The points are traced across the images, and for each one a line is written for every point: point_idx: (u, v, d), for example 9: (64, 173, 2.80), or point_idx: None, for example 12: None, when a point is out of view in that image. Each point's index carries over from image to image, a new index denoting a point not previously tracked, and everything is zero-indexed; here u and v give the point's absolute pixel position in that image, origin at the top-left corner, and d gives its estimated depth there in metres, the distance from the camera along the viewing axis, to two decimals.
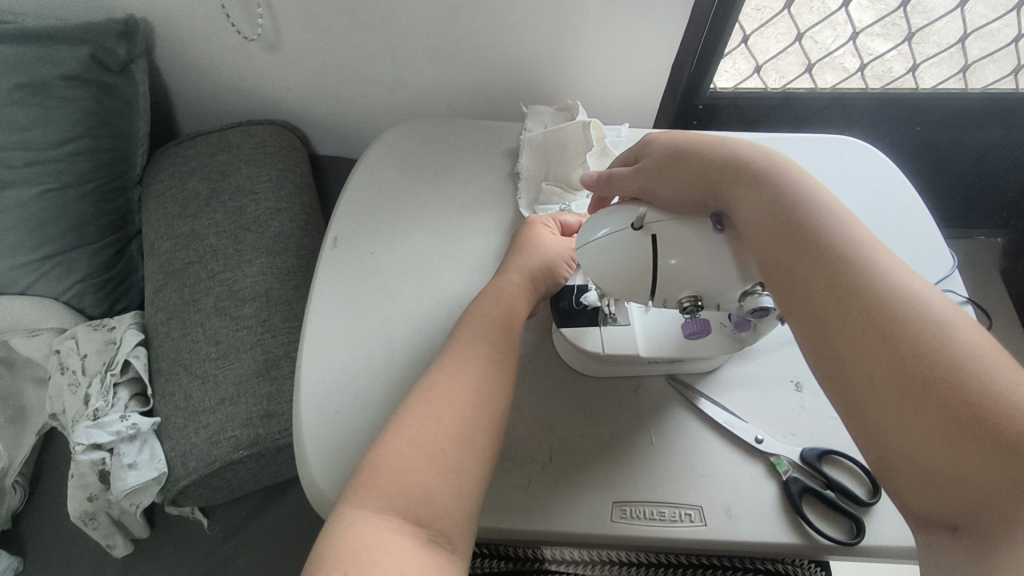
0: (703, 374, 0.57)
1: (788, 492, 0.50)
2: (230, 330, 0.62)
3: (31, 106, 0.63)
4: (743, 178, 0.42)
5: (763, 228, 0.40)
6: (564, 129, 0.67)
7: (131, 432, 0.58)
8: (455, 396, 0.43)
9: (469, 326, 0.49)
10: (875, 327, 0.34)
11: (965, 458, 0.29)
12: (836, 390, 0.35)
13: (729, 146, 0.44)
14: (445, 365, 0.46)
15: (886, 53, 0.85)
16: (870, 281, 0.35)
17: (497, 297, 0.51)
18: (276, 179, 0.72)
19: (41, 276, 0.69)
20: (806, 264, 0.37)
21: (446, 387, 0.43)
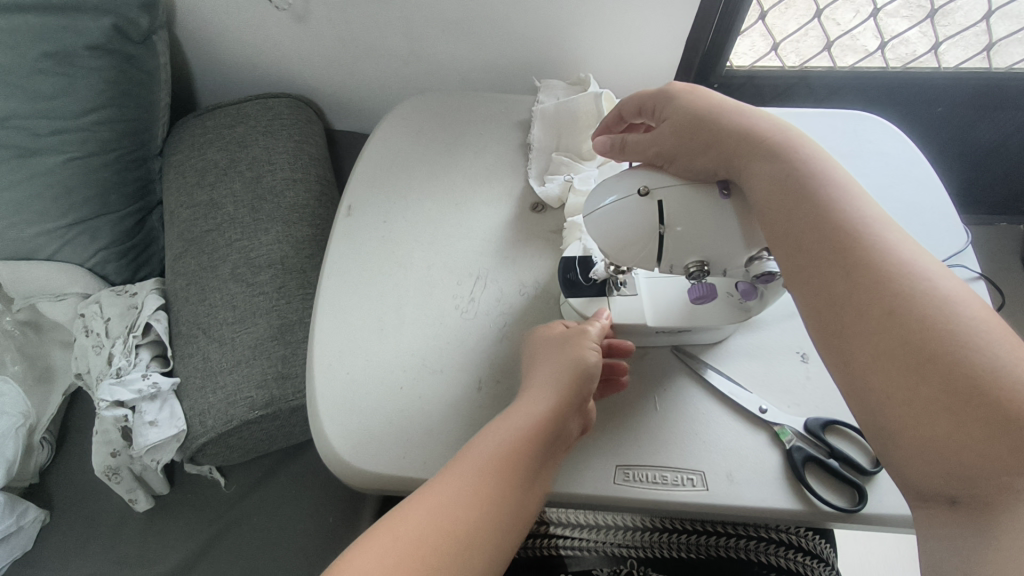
0: (709, 344, 0.58)
1: (791, 460, 0.50)
2: (246, 296, 0.64)
3: (56, 75, 0.64)
4: (756, 150, 0.41)
5: (774, 199, 0.39)
6: (576, 101, 0.67)
7: (152, 390, 0.60)
8: (467, 504, 0.38)
9: (498, 427, 0.43)
10: (882, 303, 0.34)
11: (967, 427, 0.30)
12: (836, 362, 0.36)
13: (741, 113, 0.44)
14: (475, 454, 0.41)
15: (906, 32, 0.84)
16: (877, 258, 0.35)
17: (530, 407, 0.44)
18: (292, 151, 0.73)
19: (67, 242, 0.71)
20: (815, 234, 0.38)
21: (461, 493, 0.39)
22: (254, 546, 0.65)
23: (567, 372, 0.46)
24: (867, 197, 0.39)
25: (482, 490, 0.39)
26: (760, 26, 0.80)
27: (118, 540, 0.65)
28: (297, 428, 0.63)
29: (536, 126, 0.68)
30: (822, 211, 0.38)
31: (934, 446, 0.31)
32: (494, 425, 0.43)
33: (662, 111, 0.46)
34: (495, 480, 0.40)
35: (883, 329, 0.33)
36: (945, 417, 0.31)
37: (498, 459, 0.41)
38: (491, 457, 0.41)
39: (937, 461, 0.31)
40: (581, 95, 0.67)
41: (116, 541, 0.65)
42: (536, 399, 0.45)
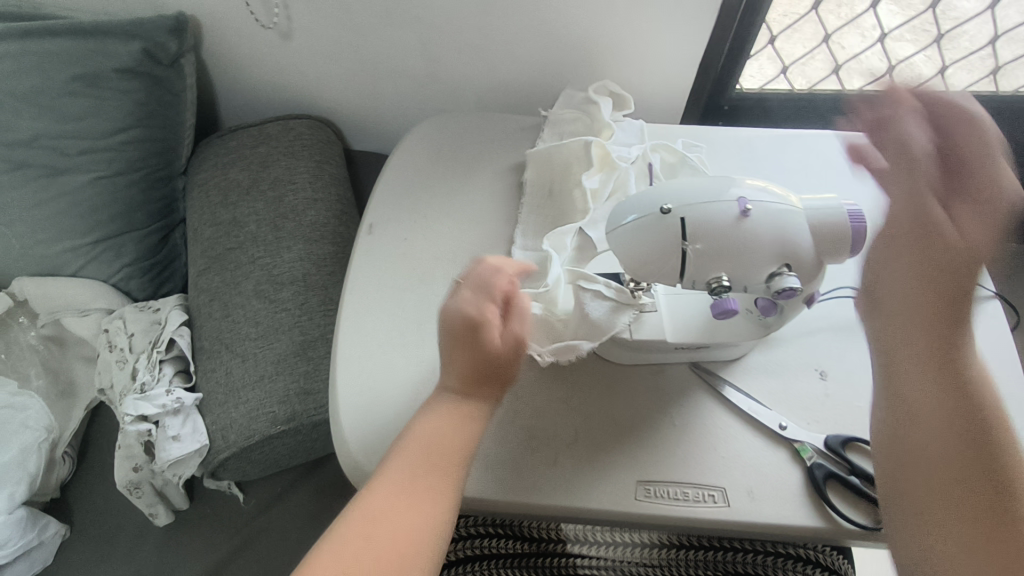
0: (729, 360, 0.58)
1: (812, 477, 0.51)
2: (268, 312, 0.65)
3: (86, 97, 0.66)
4: (908, 214, 0.43)
5: (934, 268, 0.41)
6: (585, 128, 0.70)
7: (175, 406, 0.61)
8: (380, 543, 0.39)
9: (418, 438, 0.44)
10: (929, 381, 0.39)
11: (977, 551, 0.35)
12: (884, 432, 0.41)
13: (959, 145, 0.44)
14: (405, 461, 0.43)
15: (912, 57, 0.86)
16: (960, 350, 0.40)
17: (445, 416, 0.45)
18: (313, 170, 0.75)
19: (92, 259, 0.72)
20: (942, 316, 0.40)
21: (375, 528, 0.40)
22: (271, 562, 0.65)
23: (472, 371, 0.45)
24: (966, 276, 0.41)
25: (382, 523, 0.40)
26: (768, 50, 0.84)
27: (138, 554, 0.65)
28: (319, 443, 0.64)
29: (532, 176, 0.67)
30: (954, 287, 0.40)
31: (932, 527, 0.37)
32: (416, 428, 0.45)
33: (888, 126, 0.46)
34: (426, 490, 0.42)
35: (950, 418, 0.38)
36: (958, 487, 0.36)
37: (401, 486, 0.42)
38: (394, 485, 0.42)
39: (955, 554, 0.35)
40: (572, 141, 0.66)
41: (136, 555, 0.65)
42: (432, 418, 0.45)
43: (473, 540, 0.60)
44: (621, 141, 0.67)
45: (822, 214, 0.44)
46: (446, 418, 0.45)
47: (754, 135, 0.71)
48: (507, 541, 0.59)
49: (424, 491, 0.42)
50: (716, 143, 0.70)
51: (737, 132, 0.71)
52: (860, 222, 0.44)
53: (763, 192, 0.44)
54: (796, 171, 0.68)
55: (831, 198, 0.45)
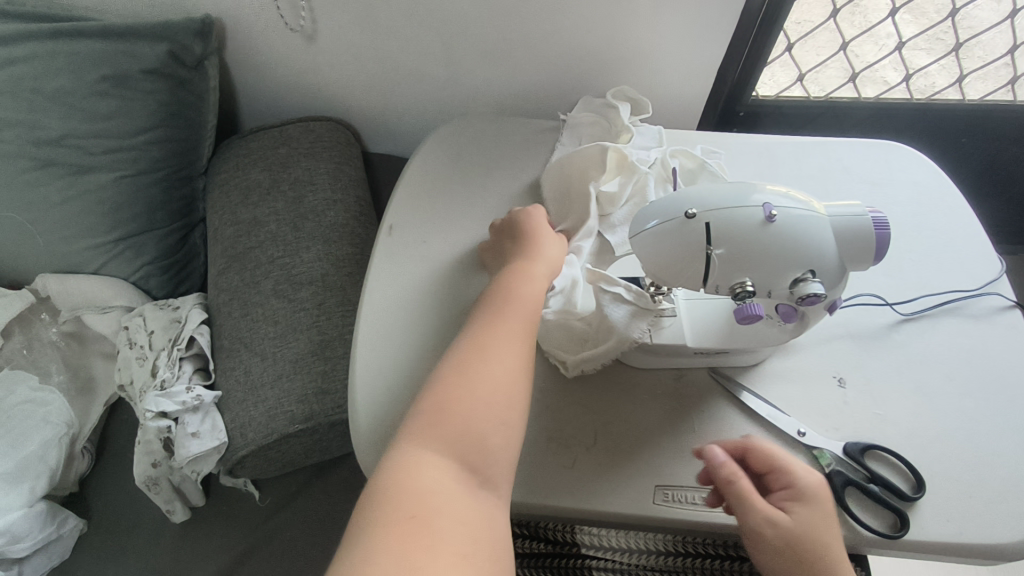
0: (747, 366, 0.58)
1: (831, 484, 0.51)
2: (288, 311, 0.66)
3: (112, 97, 0.67)
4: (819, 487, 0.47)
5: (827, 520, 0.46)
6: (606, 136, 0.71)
7: (196, 403, 0.61)
8: (493, 378, 0.44)
9: (510, 300, 0.49)
10: (806, 540, 0.44)
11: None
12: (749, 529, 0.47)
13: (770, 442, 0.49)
14: (501, 319, 0.47)
15: (928, 66, 0.87)
16: (785, 526, 0.44)
17: (531, 281, 0.51)
18: (332, 171, 0.76)
19: (114, 256, 0.73)
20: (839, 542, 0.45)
21: (481, 370, 0.44)
22: (285, 560, 0.65)
23: (527, 250, 0.55)
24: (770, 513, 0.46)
25: (483, 368, 0.44)
26: (785, 57, 0.82)
27: (154, 550, 0.66)
28: (335, 443, 0.64)
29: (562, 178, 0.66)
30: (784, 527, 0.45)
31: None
32: (514, 288, 0.50)
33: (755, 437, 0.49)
34: (526, 331, 0.47)
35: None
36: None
37: (508, 327, 0.47)
38: (501, 325, 0.47)
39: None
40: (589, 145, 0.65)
41: (152, 551, 0.66)
42: (521, 283, 0.50)
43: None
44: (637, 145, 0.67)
45: (845, 221, 0.44)
46: (533, 278, 0.51)
47: (773, 141, 0.71)
48: (522, 539, 0.57)
49: (523, 342, 0.46)
50: (734, 149, 0.70)
51: (756, 138, 0.71)
52: (884, 228, 0.44)
53: (786, 198, 0.44)
54: (815, 177, 0.68)
55: (854, 204, 0.45)
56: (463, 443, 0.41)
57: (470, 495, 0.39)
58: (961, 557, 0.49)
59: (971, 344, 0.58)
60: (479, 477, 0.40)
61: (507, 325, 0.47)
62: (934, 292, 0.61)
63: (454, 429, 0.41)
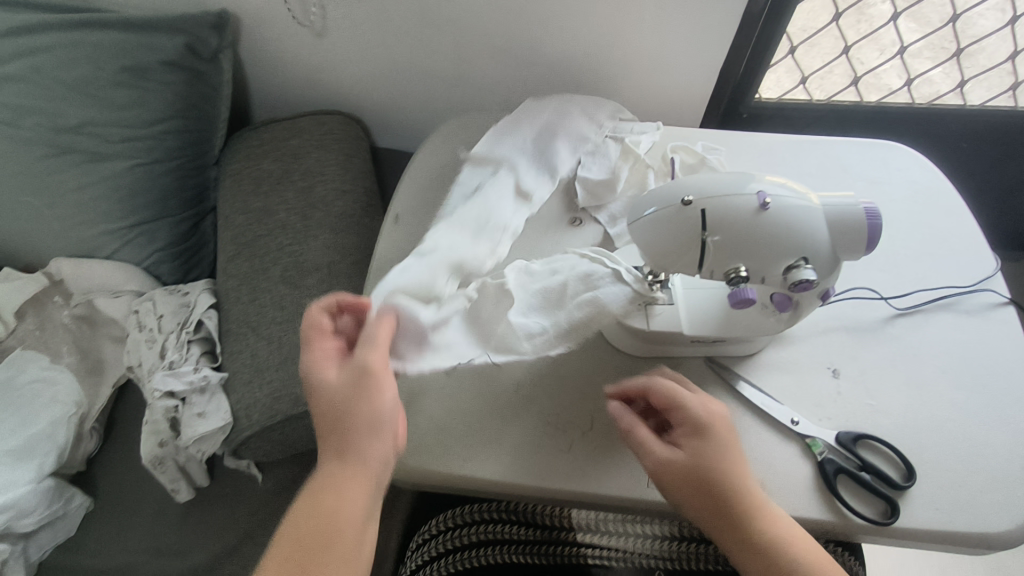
0: (744, 356, 0.59)
1: (823, 471, 0.51)
2: (294, 297, 0.67)
3: (132, 87, 0.69)
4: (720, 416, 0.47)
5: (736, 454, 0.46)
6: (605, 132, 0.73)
7: (202, 383, 0.63)
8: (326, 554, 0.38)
9: (326, 429, 0.41)
10: (713, 469, 0.44)
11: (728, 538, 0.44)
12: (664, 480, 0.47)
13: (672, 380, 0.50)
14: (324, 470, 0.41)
15: (929, 71, 0.89)
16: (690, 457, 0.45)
17: (348, 399, 0.41)
18: (341, 163, 0.77)
19: (126, 243, 0.76)
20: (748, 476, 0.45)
21: (306, 542, 0.38)
22: None
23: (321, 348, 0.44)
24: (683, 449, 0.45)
25: (320, 530, 0.39)
26: (788, 60, 0.84)
27: (158, 530, 0.67)
28: None
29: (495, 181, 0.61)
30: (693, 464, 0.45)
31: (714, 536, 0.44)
32: (322, 389, 0.43)
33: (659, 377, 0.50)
34: (357, 469, 0.40)
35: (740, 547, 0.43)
36: (792, 547, 0.43)
37: (331, 491, 0.39)
38: (329, 487, 0.40)
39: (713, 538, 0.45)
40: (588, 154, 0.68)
41: (156, 531, 0.67)
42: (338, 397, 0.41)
43: (486, 525, 0.61)
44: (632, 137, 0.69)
45: (838, 210, 0.45)
46: (347, 392, 0.42)
47: (774, 140, 0.72)
48: (515, 528, 0.60)
49: (356, 478, 0.40)
50: (735, 146, 0.71)
51: (756, 137, 0.73)
52: (876, 219, 0.45)
53: (780, 187, 0.45)
54: (814, 175, 0.69)
55: (848, 195, 0.46)
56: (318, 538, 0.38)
57: None
58: (952, 545, 0.50)
59: (965, 338, 0.59)
60: None
61: (331, 498, 0.39)
62: (928, 288, 0.62)
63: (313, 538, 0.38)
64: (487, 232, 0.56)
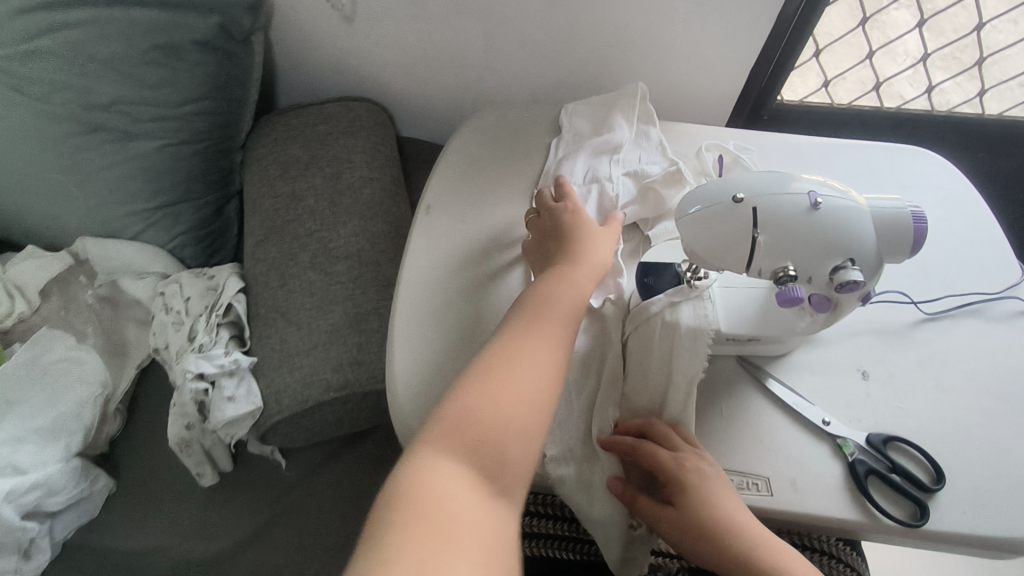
0: (774, 356, 0.59)
1: (854, 472, 0.52)
2: (324, 284, 0.67)
3: (161, 66, 0.68)
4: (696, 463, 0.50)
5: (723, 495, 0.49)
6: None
7: (232, 366, 0.63)
8: (528, 387, 0.45)
9: (543, 306, 0.50)
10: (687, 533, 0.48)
11: None
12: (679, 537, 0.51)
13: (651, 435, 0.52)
14: (516, 327, 0.49)
15: (943, 83, 0.92)
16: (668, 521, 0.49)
17: (573, 287, 0.52)
18: (369, 151, 0.77)
19: (151, 225, 0.75)
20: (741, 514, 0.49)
21: (505, 366, 0.45)
22: (313, 525, 0.67)
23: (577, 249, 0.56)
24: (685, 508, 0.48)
25: (513, 364, 0.45)
26: (813, 62, 0.85)
27: (183, 513, 0.67)
28: (367, 415, 0.65)
29: None
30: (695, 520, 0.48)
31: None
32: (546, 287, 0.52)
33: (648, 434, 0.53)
34: (562, 332, 0.49)
35: None
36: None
37: (536, 337, 0.48)
38: (534, 330, 0.48)
39: None
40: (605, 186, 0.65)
41: (181, 514, 0.67)
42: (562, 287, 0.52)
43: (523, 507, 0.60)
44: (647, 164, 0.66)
45: (885, 213, 0.45)
46: (570, 288, 0.52)
47: (804, 142, 0.73)
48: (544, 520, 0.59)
49: (552, 342, 0.48)
50: (766, 147, 0.71)
51: (787, 138, 0.73)
52: (923, 223, 0.45)
53: (827, 188, 0.45)
54: (844, 178, 0.70)
55: (894, 198, 0.46)
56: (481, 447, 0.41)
57: (493, 518, 0.38)
58: (979, 549, 0.51)
59: (993, 344, 0.60)
60: (499, 487, 0.40)
61: (530, 342, 0.47)
62: (957, 295, 0.63)
63: (548, 329, 0.49)
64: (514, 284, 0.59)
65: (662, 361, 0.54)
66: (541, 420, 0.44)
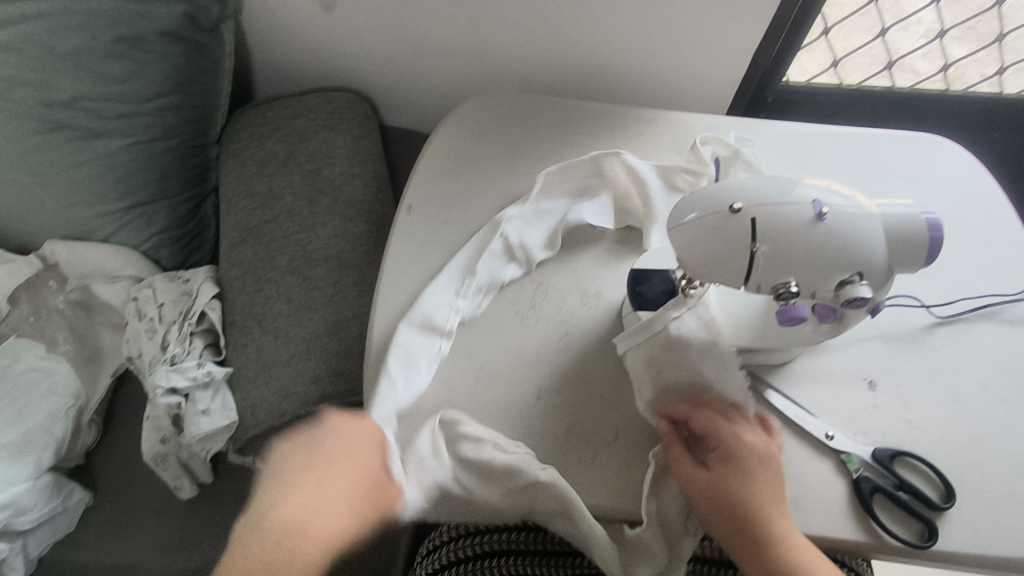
0: (776, 364, 0.56)
1: (859, 490, 0.49)
2: (302, 289, 0.64)
3: (128, 60, 0.63)
4: (750, 431, 0.48)
5: (770, 472, 0.46)
6: (628, 119, 0.69)
7: (206, 379, 0.60)
8: (321, 495, 0.50)
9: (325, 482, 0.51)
10: (739, 495, 0.45)
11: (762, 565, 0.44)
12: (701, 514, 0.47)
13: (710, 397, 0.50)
14: (297, 468, 0.52)
15: (964, 58, 0.88)
16: (721, 480, 0.46)
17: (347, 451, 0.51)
18: (351, 145, 0.73)
19: (124, 225, 0.72)
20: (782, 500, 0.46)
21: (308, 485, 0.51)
22: None
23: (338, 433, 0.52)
24: (724, 474, 0.46)
25: (306, 524, 0.49)
26: (822, 41, 0.81)
27: (162, 525, 0.65)
28: None
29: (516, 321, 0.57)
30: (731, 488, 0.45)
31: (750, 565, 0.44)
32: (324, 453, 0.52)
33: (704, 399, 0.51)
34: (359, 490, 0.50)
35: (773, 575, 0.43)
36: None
37: (311, 482, 0.51)
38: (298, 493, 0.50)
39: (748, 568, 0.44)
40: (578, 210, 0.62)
41: (160, 527, 0.65)
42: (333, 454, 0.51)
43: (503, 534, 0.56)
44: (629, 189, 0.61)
45: (897, 222, 0.41)
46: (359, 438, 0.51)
47: (809, 130, 0.68)
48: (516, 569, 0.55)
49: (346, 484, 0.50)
50: (769, 138, 0.67)
51: (793, 127, 0.68)
52: (939, 231, 0.41)
53: (833, 194, 0.41)
54: (852, 171, 0.66)
55: (907, 203, 0.43)
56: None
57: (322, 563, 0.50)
58: (990, 570, 0.48)
59: (1009, 349, 0.56)
60: None
61: (294, 529, 0.49)
62: (971, 296, 0.59)
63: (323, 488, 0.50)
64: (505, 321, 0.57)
65: (657, 375, 0.51)
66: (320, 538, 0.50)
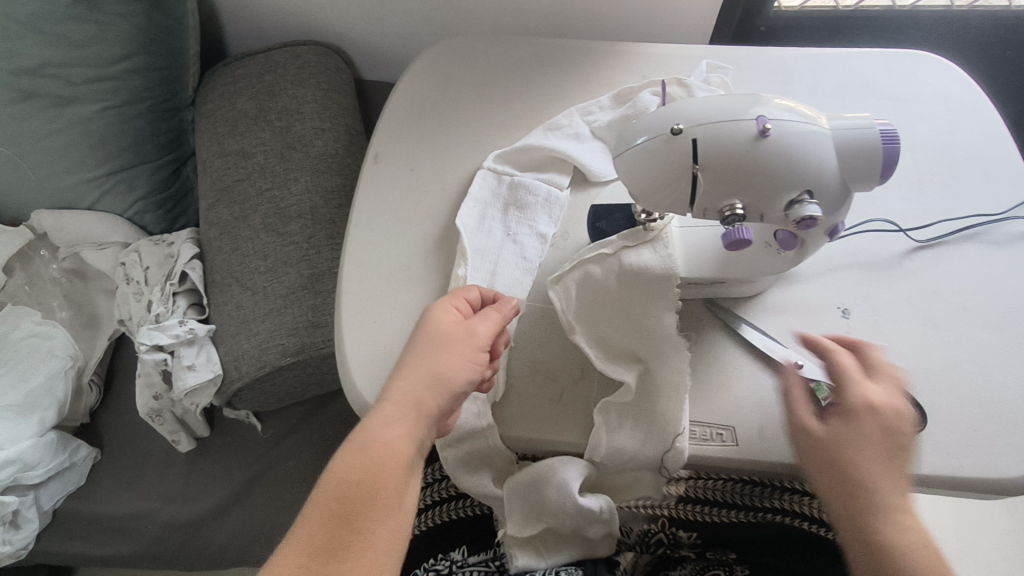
0: (748, 297, 0.54)
1: (827, 417, 0.48)
2: (277, 245, 0.64)
3: (87, 23, 0.63)
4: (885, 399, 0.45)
5: (885, 443, 0.44)
6: (598, 54, 0.67)
7: (189, 336, 0.62)
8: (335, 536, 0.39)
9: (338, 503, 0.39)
10: (845, 459, 0.44)
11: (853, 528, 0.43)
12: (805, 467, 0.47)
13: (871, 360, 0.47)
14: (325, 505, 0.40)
15: None
16: (830, 437, 0.45)
17: (356, 463, 0.40)
18: (320, 99, 0.73)
19: (106, 192, 0.73)
20: (896, 475, 0.43)
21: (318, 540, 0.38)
22: (292, 482, 0.69)
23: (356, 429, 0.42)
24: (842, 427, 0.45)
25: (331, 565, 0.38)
26: None
27: (165, 476, 0.69)
28: (329, 376, 0.64)
29: (503, 280, 0.55)
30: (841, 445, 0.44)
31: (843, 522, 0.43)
32: (352, 459, 0.40)
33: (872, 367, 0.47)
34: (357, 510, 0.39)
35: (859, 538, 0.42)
36: (887, 550, 0.41)
37: (323, 523, 0.39)
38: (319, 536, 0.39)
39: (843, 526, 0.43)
40: (542, 156, 0.60)
41: (163, 478, 0.69)
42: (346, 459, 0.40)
43: (466, 501, 0.59)
44: (581, 132, 0.61)
45: (851, 135, 0.40)
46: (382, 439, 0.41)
47: (789, 54, 0.65)
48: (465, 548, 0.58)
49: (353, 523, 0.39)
50: (746, 64, 0.64)
51: (772, 52, 0.65)
52: (894, 143, 0.39)
53: (784, 109, 0.40)
54: (833, 95, 0.63)
55: (863, 116, 0.41)
56: (371, 497, 0.40)
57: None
58: (961, 491, 0.47)
59: (992, 271, 0.54)
60: None
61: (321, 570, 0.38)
62: (954, 218, 0.57)
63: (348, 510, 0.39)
64: (493, 283, 0.54)
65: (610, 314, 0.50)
66: (364, 553, 0.39)
